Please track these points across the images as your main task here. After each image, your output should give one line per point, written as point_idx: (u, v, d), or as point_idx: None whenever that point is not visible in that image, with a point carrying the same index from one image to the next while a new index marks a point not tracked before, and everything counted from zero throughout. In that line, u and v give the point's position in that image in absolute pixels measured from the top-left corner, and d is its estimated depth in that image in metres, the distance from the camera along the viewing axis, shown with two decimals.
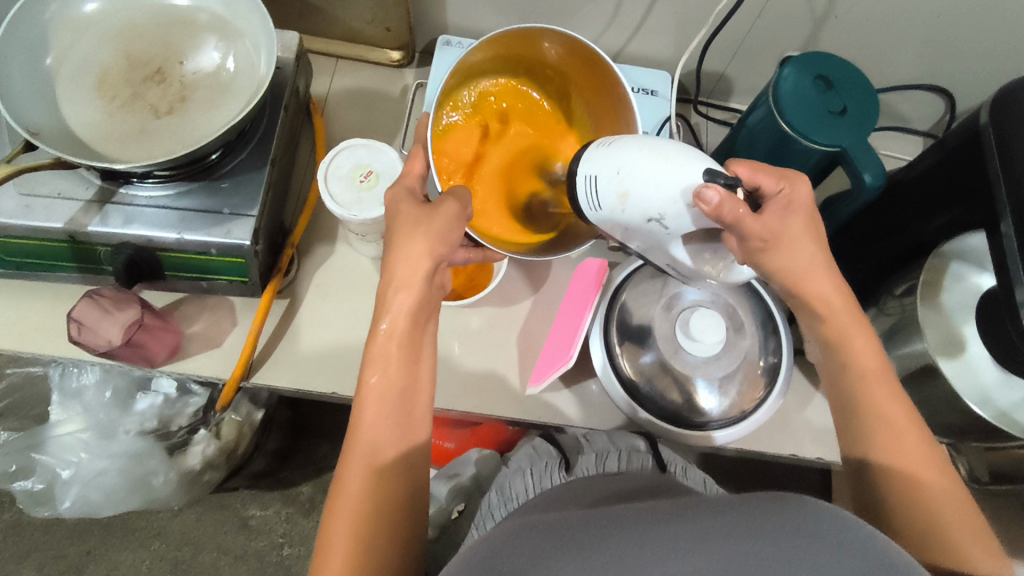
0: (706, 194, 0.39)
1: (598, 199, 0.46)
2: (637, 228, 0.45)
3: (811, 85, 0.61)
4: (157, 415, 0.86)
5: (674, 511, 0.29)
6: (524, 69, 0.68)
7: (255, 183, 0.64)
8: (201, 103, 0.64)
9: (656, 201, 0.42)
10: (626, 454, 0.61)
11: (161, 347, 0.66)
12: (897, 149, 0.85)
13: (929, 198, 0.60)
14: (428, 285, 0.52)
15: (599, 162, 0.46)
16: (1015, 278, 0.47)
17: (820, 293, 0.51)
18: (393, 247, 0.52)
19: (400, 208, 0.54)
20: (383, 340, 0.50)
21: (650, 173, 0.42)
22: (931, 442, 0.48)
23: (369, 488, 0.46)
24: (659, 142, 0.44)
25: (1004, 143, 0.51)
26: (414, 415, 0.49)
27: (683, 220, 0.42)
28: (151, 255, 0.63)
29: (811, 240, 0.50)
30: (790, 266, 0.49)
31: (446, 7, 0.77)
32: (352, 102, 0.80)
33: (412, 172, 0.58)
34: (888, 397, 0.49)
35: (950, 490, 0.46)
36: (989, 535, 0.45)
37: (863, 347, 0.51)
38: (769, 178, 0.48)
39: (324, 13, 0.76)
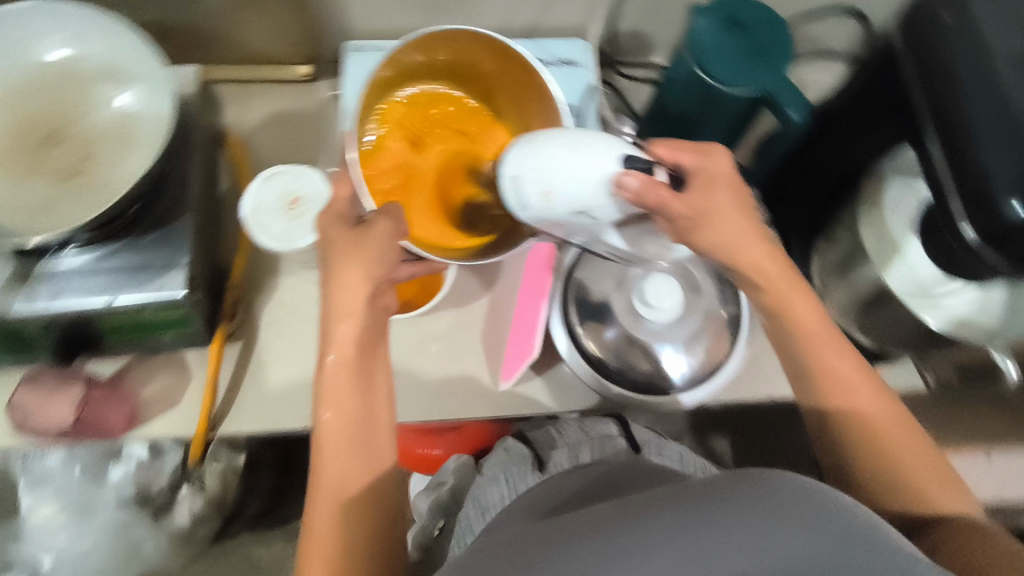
0: (625, 182, 0.40)
1: (523, 199, 0.44)
2: (567, 223, 0.45)
3: (725, 31, 0.60)
4: (134, 482, 0.83)
5: (639, 507, 0.29)
6: (445, 74, 0.67)
7: (181, 232, 0.61)
8: (106, 157, 0.61)
9: (581, 195, 0.41)
10: (601, 443, 0.63)
11: (116, 416, 0.64)
12: (824, 77, 0.85)
13: (858, 122, 0.60)
14: (370, 309, 0.51)
15: (521, 161, 0.44)
16: (948, 192, 0.48)
17: (753, 262, 0.50)
18: (329, 276, 0.50)
19: (331, 234, 0.52)
20: (334, 373, 0.49)
21: (571, 169, 0.41)
22: (882, 389, 0.51)
23: (340, 523, 0.46)
24: (576, 134, 0.43)
25: (922, 61, 0.50)
26: (375, 443, 0.49)
27: (609, 210, 0.42)
28: (87, 324, 0.60)
29: (738, 210, 0.48)
30: (724, 242, 0.48)
31: (345, 11, 0.74)
32: (268, 127, 0.77)
33: (339, 197, 0.54)
34: (838, 354, 0.51)
35: (904, 433, 0.49)
36: (943, 468, 0.49)
37: (804, 307, 0.51)
38: (688, 156, 0.48)
39: (219, 40, 0.72)
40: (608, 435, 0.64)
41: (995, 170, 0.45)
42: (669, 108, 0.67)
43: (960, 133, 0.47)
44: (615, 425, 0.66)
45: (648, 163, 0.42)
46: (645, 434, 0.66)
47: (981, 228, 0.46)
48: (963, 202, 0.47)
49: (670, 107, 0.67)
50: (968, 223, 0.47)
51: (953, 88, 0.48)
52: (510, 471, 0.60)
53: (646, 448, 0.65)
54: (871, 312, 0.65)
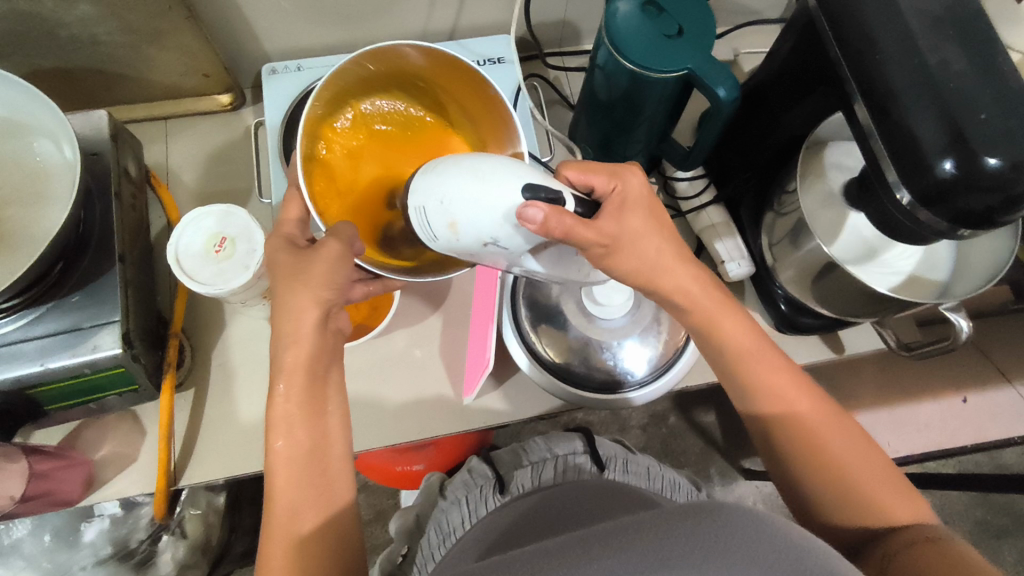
0: (529, 214, 0.38)
1: (433, 231, 0.43)
2: (480, 252, 0.44)
3: (640, 15, 0.59)
4: (109, 541, 0.82)
5: (596, 535, 0.29)
6: (396, 87, 0.59)
7: (109, 287, 0.59)
8: (17, 216, 0.58)
9: (487, 227, 0.40)
10: (562, 462, 0.61)
11: (70, 486, 0.61)
12: (758, 43, 0.83)
13: (791, 89, 0.62)
14: (321, 336, 0.48)
15: (425, 193, 0.43)
16: (881, 159, 0.48)
17: (677, 287, 0.50)
18: (276, 303, 0.47)
19: (277, 260, 0.49)
20: (281, 404, 0.46)
21: (470, 202, 0.40)
22: (822, 401, 0.51)
23: (295, 565, 0.43)
24: (478, 163, 0.41)
25: (835, 24, 0.50)
26: (329, 477, 0.46)
27: (516, 240, 0.41)
28: (23, 393, 0.57)
29: (655, 231, 0.48)
30: (637, 265, 0.47)
31: (257, 33, 0.71)
32: (196, 162, 0.74)
33: (288, 219, 0.51)
34: (774, 370, 0.51)
35: (849, 441, 0.49)
36: (896, 479, 0.47)
37: (731, 328, 0.51)
38: (600, 178, 0.46)
39: (130, 79, 0.70)
40: (572, 452, 0.62)
41: (923, 131, 0.44)
42: (600, 96, 0.66)
43: (882, 96, 0.47)
44: (580, 442, 0.64)
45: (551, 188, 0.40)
46: (609, 449, 0.64)
47: (915, 193, 0.46)
48: (894, 168, 0.47)
49: (601, 94, 0.65)
50: (904, 189, 0.47)
51: (874, 55, 0.47)
52: (471, 493, 0.60)
53: (610, 466, 0.62)
54: (815, 287, 0.63)
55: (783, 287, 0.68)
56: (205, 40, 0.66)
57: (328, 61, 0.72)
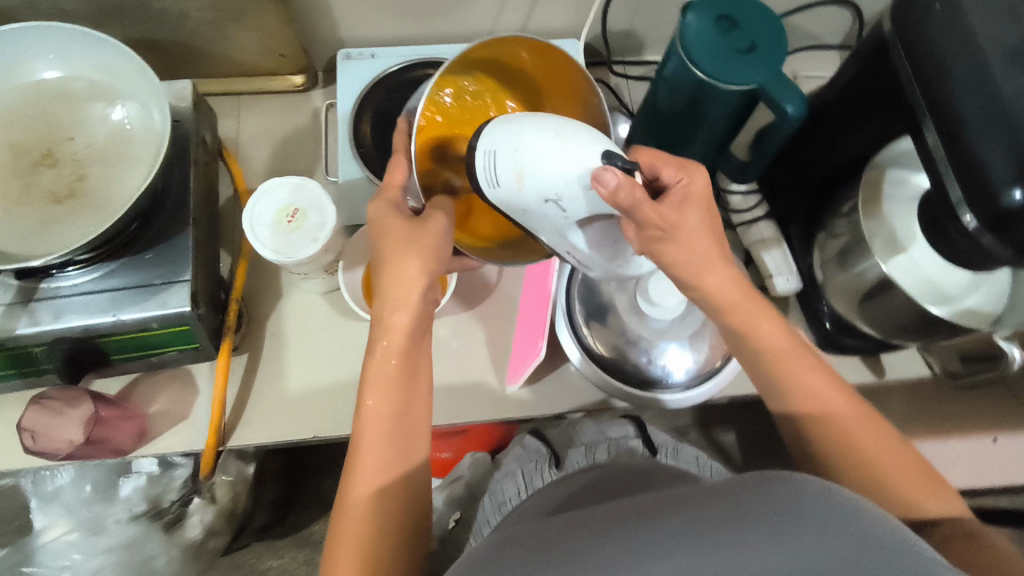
0: (604, 177, 0.40)
1: (496, 177, 0.46)
2: (534, 211, 0.46)
3: (713, 27, 0.60)
4: (144, 497, 0.82)
5: (656, 510, 0.31)
6: (490, 74, 0.59)
7: (181, 248, 0.61)
8: (101, 176, 0.60)
9: (555, 183, 0.43)
10: (615, 445, 0.66)
11: (127, 434, 0.64)
12: (816, 68, 0.85)
13: (854, 112, 0.63)
14: (423, 303, 0.52)
15: (501, 139, 0.45)
16: (947, 180, 0.49)
17: (718, 285, 0.51)
18: (385, 269, 0.52)
19: (386, 225, 0.53)
20: (379, 362, 0.51)
21: (548, 155, 0.43)
22: (858, 402, 0.51)
23: (375, 510, 0.47)
24: (564, 125, 0.44)
25: (910, 47, 0.52)
26: (414, 434, 0.50)
27: (578, 204, 0.43)
28: (90, 343, 0.60)
29: (706, 229, 0.49)
30: (687, 258, 0.49)
31: (335, 19, 0.74)
32: (265, 139, 0.77)
33: (392, 183, 0.55)
34: (810, 371, 0.51)
35: (891, 447, 0.49)
36: (932, 478, 0.48)
37: (770, 329, 0.52)
38: (671, 169, 0.48)
39: (211, 54, 0.73)
40: (624, 436, 0.67)
41: (993, 163, 0.45)
42: (664, 106, 0.68)
43: (952, 123, 0.48)
44: (632, 427, 0.69)
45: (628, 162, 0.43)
46: (660, 437, 0.70)
47: (983, 217, 0.46)
48: (961, 187, 0.48)
49: (665, 104, 0.67)
50: (971, 212, 0.47)
51: (946, 83, 0.48)
52: (527, 466, 0.67)
53: (662, 450, 0.68)
54: (868, 305, 0.64)
55: (830, 305, 0.70)
56: (286, 22, 0.69)
57: (400, 52, 0.75)
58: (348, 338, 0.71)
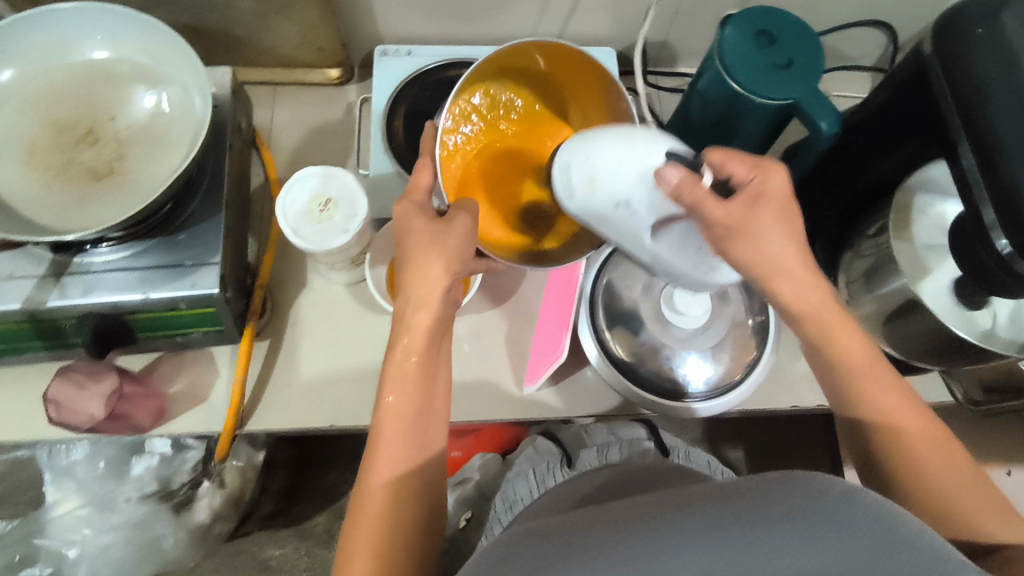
0: (665, 175, 0.44)
1: (569, 188, 0.48)
2: (606, 218, 0.48)
3: (752, 41, 0.61)
4: (156, 477, 0.81)
5: (680, 506, 0.32)
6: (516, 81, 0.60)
7: (212, 231, 0.62)
8: (140, 157, 0.61)
9: (624, 185, 0.46)
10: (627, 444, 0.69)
11: (145, 413, 0.65)
12: (848, 89, 0.85)
13: (888, 134, 0.63)
14: (443, 302, 0.53)
15: (573, 152, 0.48)
16: (981, 203, 0.49)
17: (788, 289, 0.51)
18: (408, 267, 0.52)
19: (410, 226, 0.53)
20: (400, 359, 0.51)
21: (615, 161, 0.46)
22: (935, 423, 0.50)
23: (390, 503, 0.47)
24: (629, 133, 0.47)
25: (950, 71, 0.52)
26: (428, 431, 0.51)
27: (648, 204, 0.46)
28: (117, 319, 0.60)
29: (782, 231, 0.50)
30: (757, 258, 0.49)
31: (376, 16, 0.75)
32: (299, 129, 0.78)
33: (418, 186, 0.55)
34: (886, 387, 0.51)
35: (957, 464, 0.48)
36: (999, 503, 0.47)
37: (848, 342, 0.52)
38: (742, 167, 0.50)
39: (252, 44, 0.74)
40: (636, 437, 0.70)
41: None
42: (696, 119, 0.68)
43: (989, 147, 0.48)
44: (643, 429, 0.71)
45: (691, 163, 0.46)
46: (671, 439, 0.72)
47: (1017, 242, 0.46)
48: (994, 211, 0.48)
49: (698, 116, 0.68)
50: (1005, 237, 0.47)
51: (986, 107, 0.48)
52: (539, 466, 0.68)
53: (673, 453, 0.71)
54: (895, 325, 0.63)
55: None
56: (329, 15, 0.70)
57: (437, 51, 0.76)
58: (369, 331, 0.71)
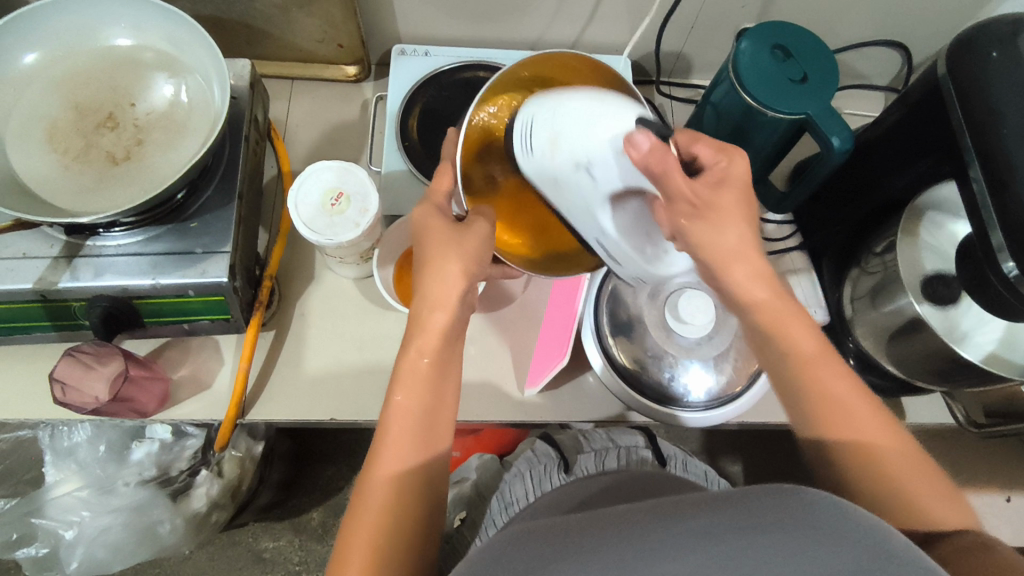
0: (636, 138, 0.41)
1: (532, 143, 0.46)
2: (563, 181, 0.44)
3: (768, 55, 0.61)
4: (156, 463, 0.82)
5: (669, 511, 0.32)
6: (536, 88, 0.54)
7: (224, 221, 0.62)
8: (157, 144, 0.62)
9: (588, 146, 0.42)
10: (626, 453, 0.69)
11: (150, 398, 0.65)
12: (861, 107, 0.85)
13: (899, 154, 0.63)
14: (460, 302, 0.54)
15: (540, 108, 0.46)
16: (989, 224, 0.49)
17: (746, 277, 0.52)
18: (427, 268, 0.53)
19: (429, 226, 0.54)
20: (413, 357, 0.51)
21: (586, 121, 0.43)
22: (882, 412, 0.50)
23: (392, 499, 0.48)
24: (600, 96, 0.45)
25: (964, 93, 0.52)
26: (438, 432, 0.51)
27: (608, 171, 0.42)
28: (126, 303, 0.61)
29: (740, 217, 0.52)
30: (719, 243, 0.51)
31: (397, 15, 0.76)
32: (314, 124, 0.79)
33: (438, 189, 0.57)
34: (838, 378, 0.51)
35: (905, 452, 0.48)
36: (947, 488, 0.47)
37: (799, 333, 0.52)
38: (708, 150, 0.52)
39: (274, 38, 0.75)
40: (635, 446, 0.70)
41: None
42: (709, 130, 0.69)
43: (1002, 168, 0.48)
44: (642, 437, 0.72)
45: (659, 131, 0.44)
46: (669, 449, 0.73)
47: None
48: (1003, 233, 0.48)
49: (711, 128, 0.68)
50: (1012, 259, 0.47)
51: (999, 128, 0.49)
52: (535, 468, 0.67)
53: (671, 462, 0.71)
54: (900, 343, 0.63)
55: (856, 341, 0.69)
56: (350, 12, 0.71)
57: (455, 52, 0.76)
58: (374, 327, 0.72)
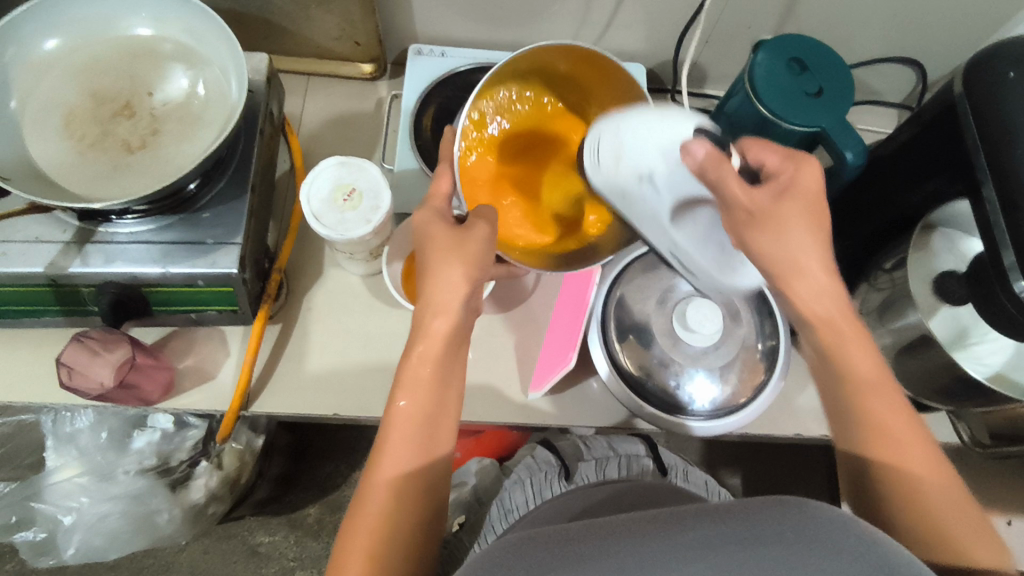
0: (691, 147, 0.44)
1: (600, 158, 0.51)
2: (630, 193, 0.48)
3: (785, 68, 0.61)
4: (155, 452, 0.82)
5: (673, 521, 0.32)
6: (547, 88, 0.61)
7: (236, 212, 0.63)
8: (173, 134, 0.62)
9: (648, 158, 0.46)
10: (628, 463, 0.69)
11: (154, 386, 0.65)
12: (873, 123, 0.86)
13: (911, 170, 0.62)
14: (464, 309, 0.53)
15: (608, 128, 0.50)
16: (1001, 244, 0.49)
17: (807, 291, 0.52)
18: (429, 275, 0.53)
19: (431, 233, 0.54)
20: (416, 363, 0.51)
21: (646, 132, 0.46)
22: (933, 448, 0.49)
23: (391, 505, 0.48)
24: (659, 110, 0.47)
25: (979, 112, 0.52)
26: (438, 437, 0.51)
27: (671, 180, 0.45)
28: (135, 291, 0.61)
29: (807, 228, 0.51)
30: (778, 253, 0.51)
31: (415, 15, 0.77)
32: (328, 120, 0.79)
33: (438, 192, 0.56)
34: (891, 407, 0.50)
35: (947, 489, 0.47)
36: (988, 535, 0.45)
37: (859, 355, 0.51)
38: (774, 157, 0.53)
39: (292, 33, 0.75)
40: (636, 454, 0.70)
41: None
42: None
43: (1015, 187, 0.48)
44: (643, 446, 0.72)
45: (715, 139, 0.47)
46: (670, 458, 0.73)
47: None
48: (1014, 253, 0.47)
49: None
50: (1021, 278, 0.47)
51: (1014, 148, 0.49)
52: (536, 475, 0.67)
53: (671, 472, 0.71)
54: (908, 360, 0.63)
55: None
56: (368, 10, 0.71)
57: (470, 53, 0.77)
58: (380, 324, 0.72)
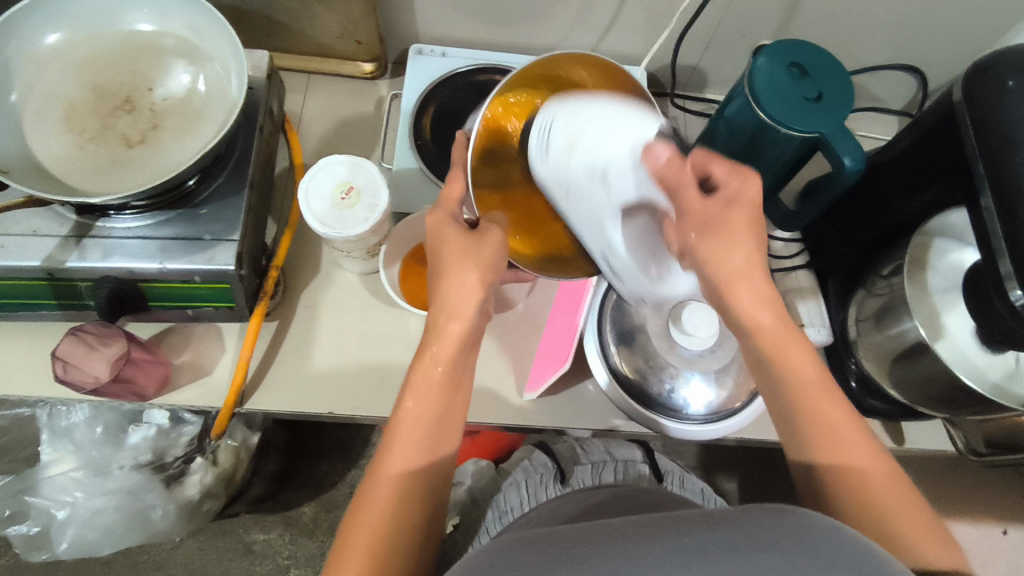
0: (655, 149, 0.49)
1: (546, 143, 0.51)
2: (576, 187, 0.51)
3: (785, 72, 0.61)
4: (151, 448, 0.81)
5: (662, 525, 0.32)
6: None
7: (234, 209, 0.63)
8: (172, 130, 0.62)
9: (607, 154, 0.50)
10: (626, 467, 0.69)
11: (150, 381, 0.65)
12: (874, 130, 0.85)
13: (911, 178, 0.63)
14: (478, 313, 0.54)
15: (555, 111, 0.51)
16: (998, 253, 0.48)
17: (749, 300, 0.52)
18: (443, 277, 0.53)
19: (444, 236, 0.54)
20: (429, 365, 0.51)
21: (606, 131, 0.50)
22: (876, 445, 0.49)
23: (393, 505, 0.48)
24: (614, 108, 0.51)
25: (979, 120, 0.51)
26: (446, 438, 0.51)
27: (624, 177, 0.50)
28: (131, 286, 0.61)
29: (749, 238, 0.53)
30: (721, 262, 0.53)
31: (417, 15, 0.77)
32: (328, 119, 0.79)
33: (449, 197, 0.57)
34: (833, 406, 0.50)
35: (896, 485, 0.47)
36: (937, 529, 0.46)
37: (800, 359, 0.51)
38: (720, 169, 0.55)
39: (293, 31, 0.75)
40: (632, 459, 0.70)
41: None
42: (721, 145, 0.69)
43: (1013, 196, 0.48)
44: (639, 450, 0.72)
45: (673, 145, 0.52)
46: (667, 464, 0.72)
47: None
48: (1012, 263, 0.47)
49: (722, 143, 0.68)
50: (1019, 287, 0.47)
51: (1012, 157, 0.48)
52: (532, 478, 0.67)
53: (668, 478, 0.71)
54: (904, 368, 0.63)
55: (859, 363, 0.69)
56: (370, 9, 0.71)
57: (471, 54, 0.77)
58: (377, 323, 0.72)
